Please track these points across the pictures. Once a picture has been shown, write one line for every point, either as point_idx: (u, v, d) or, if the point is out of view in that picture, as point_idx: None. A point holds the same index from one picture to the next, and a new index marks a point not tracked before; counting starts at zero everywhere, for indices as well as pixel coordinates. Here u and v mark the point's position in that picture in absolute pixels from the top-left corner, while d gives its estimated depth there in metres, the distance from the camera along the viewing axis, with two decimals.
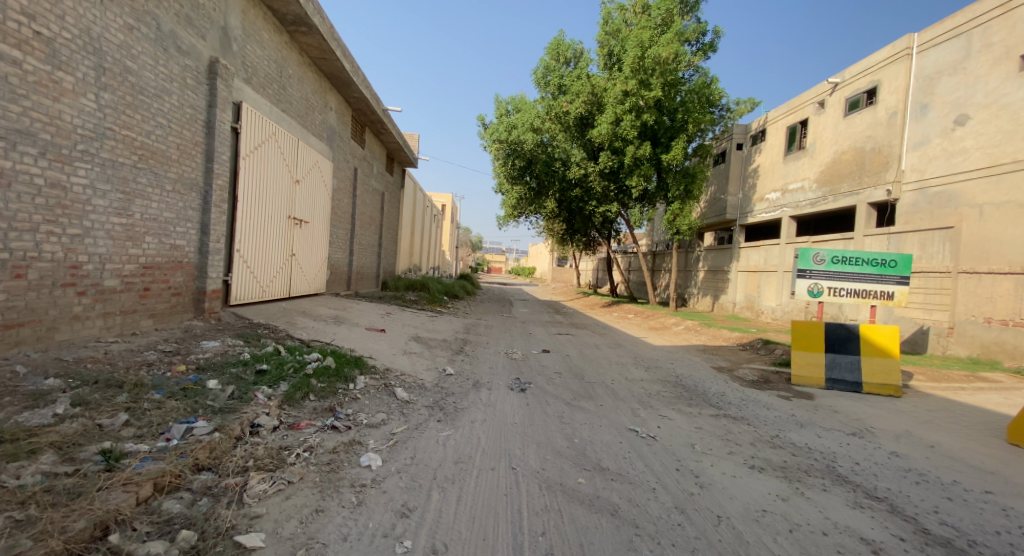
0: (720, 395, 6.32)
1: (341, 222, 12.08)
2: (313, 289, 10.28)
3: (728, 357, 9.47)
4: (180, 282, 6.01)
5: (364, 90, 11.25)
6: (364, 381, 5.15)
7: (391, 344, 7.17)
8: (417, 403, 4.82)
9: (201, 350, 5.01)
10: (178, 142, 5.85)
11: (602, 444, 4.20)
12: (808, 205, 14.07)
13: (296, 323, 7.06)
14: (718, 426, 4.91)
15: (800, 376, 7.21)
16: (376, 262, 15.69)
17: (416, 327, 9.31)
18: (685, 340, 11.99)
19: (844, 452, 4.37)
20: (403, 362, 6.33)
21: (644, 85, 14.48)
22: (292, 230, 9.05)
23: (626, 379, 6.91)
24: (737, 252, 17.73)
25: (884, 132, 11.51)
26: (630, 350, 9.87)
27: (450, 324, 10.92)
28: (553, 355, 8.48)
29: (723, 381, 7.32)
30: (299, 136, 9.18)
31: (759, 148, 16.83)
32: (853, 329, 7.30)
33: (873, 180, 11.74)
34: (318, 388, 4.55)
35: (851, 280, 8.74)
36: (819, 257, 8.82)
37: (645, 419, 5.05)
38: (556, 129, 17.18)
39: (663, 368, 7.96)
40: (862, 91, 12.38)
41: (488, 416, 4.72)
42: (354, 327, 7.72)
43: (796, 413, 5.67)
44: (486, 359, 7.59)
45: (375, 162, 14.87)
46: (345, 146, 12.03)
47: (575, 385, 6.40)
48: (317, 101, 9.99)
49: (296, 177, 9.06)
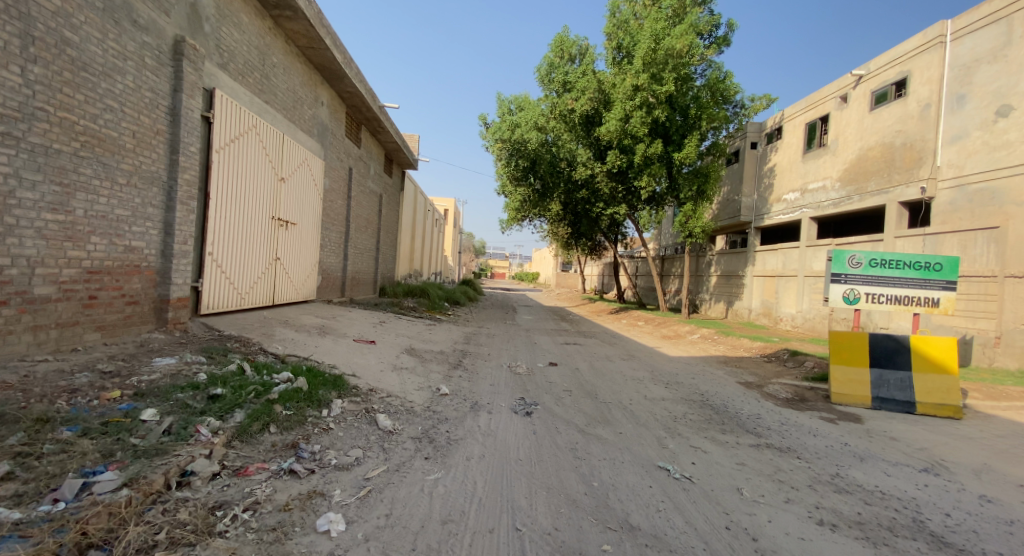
0: (756, 420, 5.48)
1: (334, 225, 11.34)
2: (302, 296, 9.55)
3: (753, 371, 8.63)
4: (137, 290, 5.23)
5: (358, 84, 10.55)
6: (343, 405, 4.36)
7: (379, 358, 6.39)
8: (403, 434, 4.03)
9: (150, 370, 4.23)
10: (136, 130, 5.09)
11: (628, 492, 3.40)
12: (831, 205, 13.26)
13: (273, 334, 6.28)
14: (764, 463, 4.09)
15: (842, 394, 6.46)
16: (373, 267, 14.99)
17: (412, 338, 8.54)
18: (703, 350, 11.18)
19: (924, 498, 3.60)
20: (393, 380, 5.55)
21: (655, 79, 13.75)
22: (277, 231, 8.31)
23: (645, 399, 6.09)
24: (752, 256, 16.90)
25: (917, 125, 10.71)
26: (645, 362, 9.08)
27: (449, 334, 10.16)
28: (561, 369, 7.67)
29: (753, 401, 6.48)
30: (285, 129, 8.43)
31: (774, 147, 16.06)
32: (902, 341, 6.57)
33: (904, 177, 10.94)
34: (282, 417, 3.77)
35: (892, 285, 7.94)
36: (855, 259, 7.97)
37: (676, 453, 4.23)
38: (561, 129, 16.47)
39: (685, 385, 7.12)
40: (890, 83, 11.59)
41: (488, 451, 3.92)
42: (341, 339, 6.94)
43: (851, 444, 4.83)
44: (487, 375, 6.78)
45: (372, 162, 14.19)
46: (338, 144, 11.32)
47: (589, 406, 5.59)
48: (306, 94, 9.28)
49: (281, 174, 8.32)
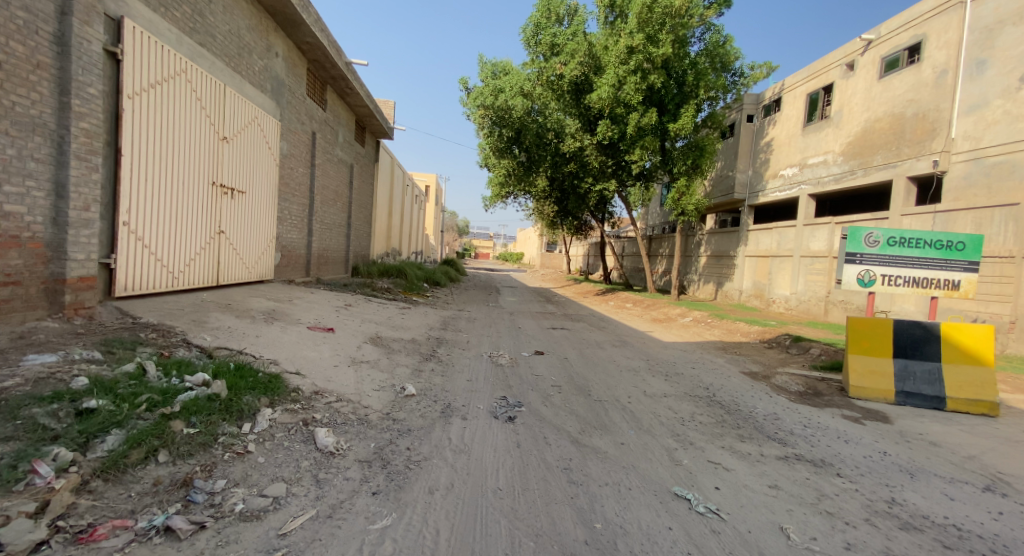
0: (776, 421, 4.68)
1: (294, 196, 10.18)
2: (255, 275, 8.49)
3: (756, 359, 7.87)
4: (16, 267, 4.15)
5: (318, 33, 9.36)
6: (271, 418, 3.40)
7: (335, 349, 5.41)
8: (347, 458, 3.09)
9: (10, 372, 3.20)
10: (3, 58, 3.97)
11: (643, 539, 2.55)
12: (832, 180, 12.58)
13: (205, 321, 5.25)
14: (803, 486, 3.28)
15: (861, 387, 5.74)
16: (344, 244, 13.87)
17: (379, 324, 7.54)
18: (697, 334, 10.46)
19: (1010, 534, 2.81)
20: (347, 377, 4.62)
21: (652, 40, 12.80)
22: (219, 199, 7.20)
23: (646, 396, 5.25)
24: (745, 235, 16.20)
25: (931, 94, 9.98)
26: (638, 348, 8.30)
27: (424, 319, 9.17)
28: (547, 359, 6.82)
29: (764, 396, 5.70)
30: (226, 80, 7.24)
31: (772, 119, 15.28)
32: (931, 328, 5.84)
33: (914, 150, 10.25)
34: (180, 439, 2.83)
35: (910, 266, 7.18)
36: (872, 237, 7.24)
37: (694, 473, 3.38)
38: (547, 96, 15.36)
39: (686, 377, 6.33)
40: (903, 47, 10.80)
41: (459, 478, 3.02)
42: (290, 326, 5.91)
43: (892, 453, 4.06)
44: (463, 367, 5.87)
45: (341, 128, 12.94)
46: (298, 104, 10.10)
47: (581, 407, 4.73)
48: (253, 40, 8.03)
49: (222, 133, 7.18)
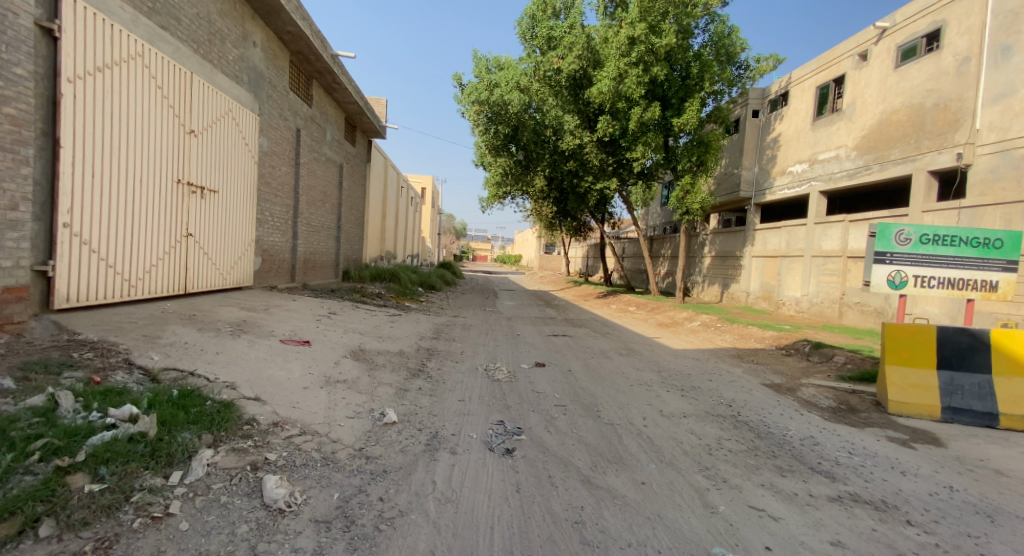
0: (815, 448, 4.04)
1: (276, 196, 9.54)
2: (230, 282, 7.83)
3: (776, 368, 7.23)
4: None
5: (299, 21, 8.75)
6: (210, 462, 2.75)
7: (309, 367, 4.76)
8: (300, 518, 2.44)
9: None
10: None
11: None
12: (845, 176, 12.03)
13: (160, 335, 4.60)
14: (871, 542, 2.64)
15: (901, 403, 5.14)
16: (333, 247, 13.22)
17: (364, 334, 6.88)
18: (708, 340, 9.83)
19: None
20: (318, 401, 3.97)
21: (654, 31, 12.28)
22: (187, 199, 6.55)
23: (663, 417, 4.61)
24: (751, 235, 15.59)
25: (952, 83, 9.43)
26: (646, 357, 7.68)
27: (415, 327, 8.52)
28: (549, 372, 6.18)
29: (793, 414, 5.06)
30: (193, 67, 6.60)
31: (779, 114, 14.74)
32: (980, 336, 5.23)
33: (936, 142, 9.67)
34: (75, 501, 2.20)
35: (945, 266, 6.56)
36: (903, 235, 6.59)
37: (735, 527, 2.73)
38: (545, 92, 14.80)
39: (704, 391, 5.68)
40: (921, 35, 10.24)
41: (443, 544, 2.37)
42: (260, 340, 5.25)
43: (961, 489, 3.41)
44: (456, 384, 5.22)
45: (328, 126, 12.32)
46: (280, 98, 9.49)
47: (591, 433, 4.07)
48: (224, 27, 7.40)
49: (189, 126, 6.54)
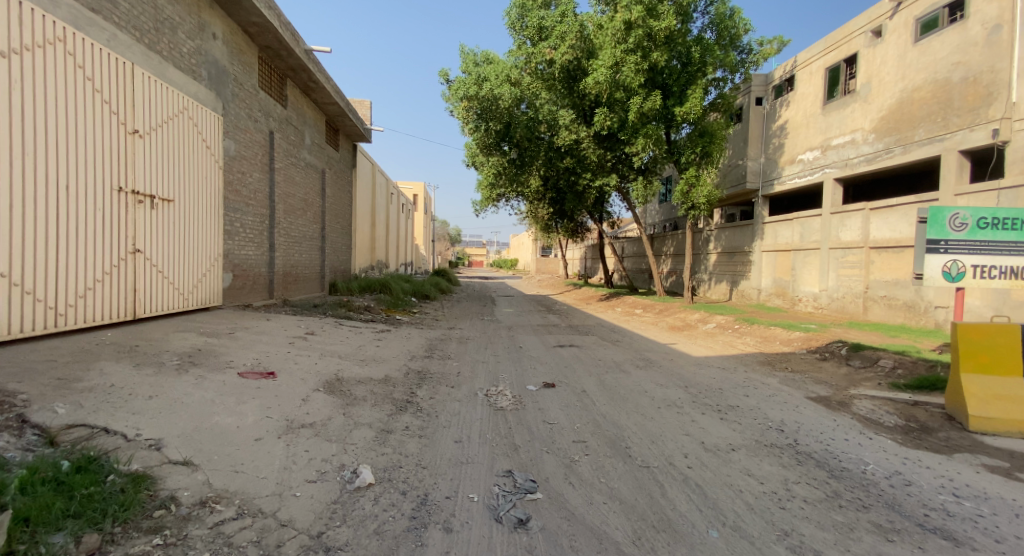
0: (911, 492, 3.17)
1: (248, 205, 8.64)
2: (193, 303, 6.92)
3: (815, 377, 6.38)
4: None
5: (265, 11, 7.88)
6: None
7: (269, 408, 3.87)
8: None
9: None
10: None
11: None
12: (862, 161, 11.24)
13: (81, 377, 3.68)
14: None
15: (984, 418, 4.30)
16: (317, 258, 12.31)
17: (344, 358, 5.96)
18: (728, 345, 8.99)
19: None
20: (274, 459, 3.08)
21: (651, 14, 11.50)
22: (134, 209, 5.65)
23: (708, 454, 3.73)
24: (761, 229, 14.78)
25: (982, 54, 8.65)
26: (666, 369, 6.82)
27: (406, 344, 7.64)
28: (560, 393, 5.32)
29: (861, 438, 4.18)
30: (134, 56, 5.70)
31: (785, 100, 13.97)
32: None
33: (966, 119, 8.90)
34: None
35: (1010, 253, 5.70)
36: (958, 219, 5.78)
37: None
38: (537, 86, 14.04)
39: (746, 412, 4.81)
40: (942, 5, 9.48)
41: None
42: (214, 374, 4.35)
43: None
44: (451, 418, 4.31)
45: (307, 128, 11.46)
46: (249, 97, 8.62)
47: (625, 484, 3.18)
48: (174, 14, 6.51)
49: (131, 127, 5.61)
